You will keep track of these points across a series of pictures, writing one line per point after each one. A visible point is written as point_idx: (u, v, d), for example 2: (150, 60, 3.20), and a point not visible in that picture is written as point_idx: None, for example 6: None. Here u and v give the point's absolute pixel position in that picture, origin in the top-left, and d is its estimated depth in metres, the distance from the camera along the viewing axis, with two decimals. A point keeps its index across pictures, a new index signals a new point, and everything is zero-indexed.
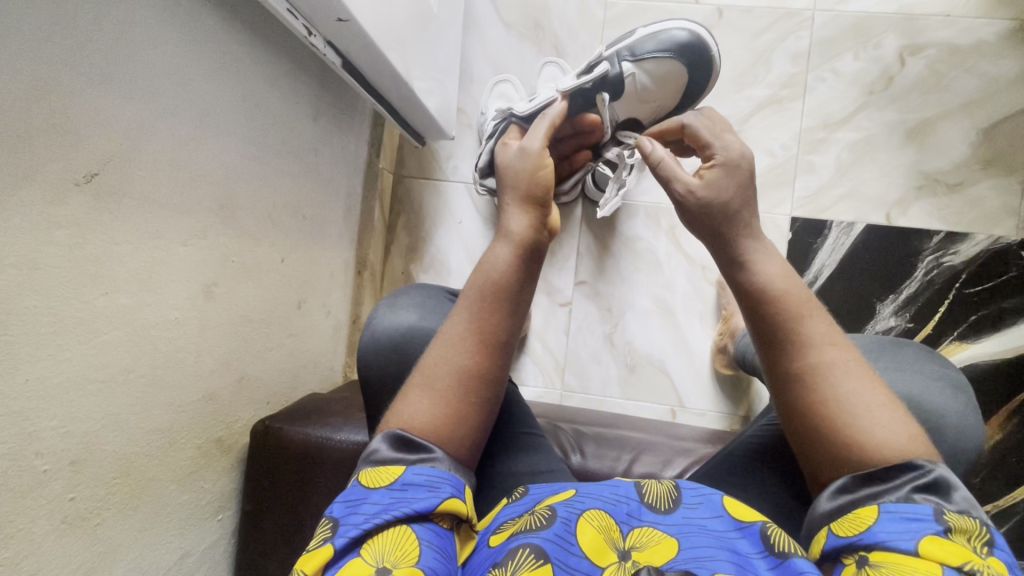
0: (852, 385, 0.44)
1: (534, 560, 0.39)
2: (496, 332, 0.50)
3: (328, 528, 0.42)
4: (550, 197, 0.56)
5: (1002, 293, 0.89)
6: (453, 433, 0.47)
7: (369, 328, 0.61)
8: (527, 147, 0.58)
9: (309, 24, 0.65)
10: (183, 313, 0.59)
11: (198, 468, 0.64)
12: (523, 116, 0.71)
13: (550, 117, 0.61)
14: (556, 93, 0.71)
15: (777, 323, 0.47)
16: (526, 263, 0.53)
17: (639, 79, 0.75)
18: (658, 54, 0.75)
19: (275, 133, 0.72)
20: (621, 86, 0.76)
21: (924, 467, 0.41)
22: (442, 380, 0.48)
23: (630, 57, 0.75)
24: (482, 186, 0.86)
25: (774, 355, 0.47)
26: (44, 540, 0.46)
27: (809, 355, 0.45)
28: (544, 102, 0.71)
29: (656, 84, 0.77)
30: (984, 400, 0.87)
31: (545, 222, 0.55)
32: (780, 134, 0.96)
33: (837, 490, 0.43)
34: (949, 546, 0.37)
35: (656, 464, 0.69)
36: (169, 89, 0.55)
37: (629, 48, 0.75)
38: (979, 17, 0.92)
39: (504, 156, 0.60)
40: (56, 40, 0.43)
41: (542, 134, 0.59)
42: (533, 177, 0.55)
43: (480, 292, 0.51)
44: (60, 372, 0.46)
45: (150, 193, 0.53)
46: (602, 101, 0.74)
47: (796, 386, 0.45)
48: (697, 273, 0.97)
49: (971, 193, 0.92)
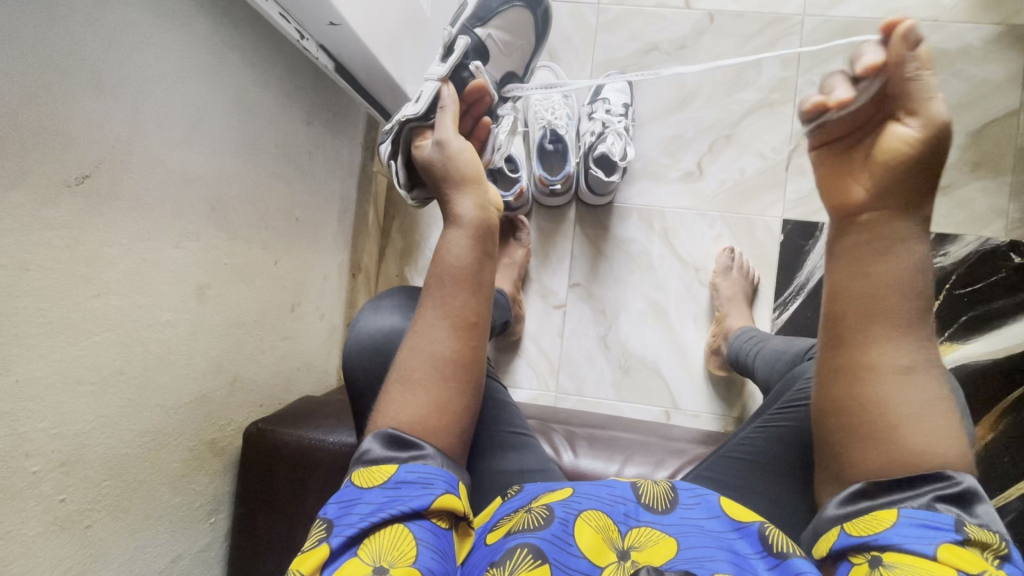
0: (919, 381, 0.42)
1: (532, 561, 0.39)
2: (463, 314, 0.50)
3: (323, 529, 0.42)
4: (484, 176, 0.56)
5: (992, 294, 0.89)
6: (438, 421, 0.47)
7: (353, 331, 0.61)
8: (442, 139, 0.56)
9: (301, 28, 0.66)
10: (176, 315, 0.59)
11: (190, 470, 0.64)
12: (421, 116, 0.58)
13: (447, 105, 0.58)
14: (437, 81, 0.59)
15: (887, 308, 0.43)
16: (483, 245, 0.53)
17: (497, 37, 0.68)
18: (503, 9, 0.68)
19: (269, 136, 0.73)
20: (485, 50, 0.67)
21: (954, 479, 0.40)
22: (419, 371, 0.48)
23: (478, 22, 0.66)
24: (415, 200, 0.67)
25: (864, 340, 0.43)
26: (33, 542, 0.46)
27: (899, 348, 0.42)
28: (432, 94, 0.58)
29: (513, 37, 0.69)
30: (975, 400, 0.88)
31: (490, 201, 0.55)
32: (771, 137, 0.97)
33: (856, 493, 0.43)
34: (965, 555, 0.37)
35: (648, 465, 0.69)
36: (161, 93, 0.55)
37: (474, 15, 0.66)
38: (965, 22, 0.94)
39: (422, 160, 0.57)
40: (46, 43, 0.43)
41: (450, 123, 0.57)
42: (465, 163, 0.55)
43: (440, 281, 0.52)
44: (52, 373, 0.46)
45: (142, 195, 0.53)
46: (477, 71, 0.62)
47: (869, 373, 0.43)
48: (690, 274, 0.98)
49: (959, 195, 0.93)
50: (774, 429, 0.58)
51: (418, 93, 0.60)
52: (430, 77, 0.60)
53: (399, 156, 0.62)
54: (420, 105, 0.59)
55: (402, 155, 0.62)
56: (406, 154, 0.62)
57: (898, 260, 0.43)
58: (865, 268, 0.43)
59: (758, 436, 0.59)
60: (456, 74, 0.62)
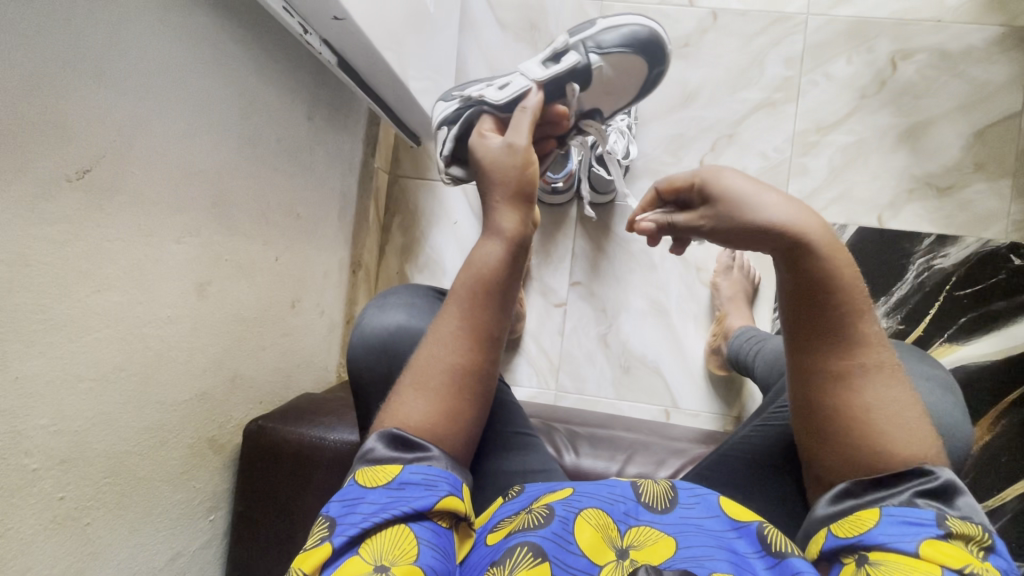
0: (869, 383, 0.43)
1: (531, 559, 0.39)
2: (488, 328, 0.50)
3: (324, 528, 0.41)
4: (534, 193, 0.55)
5: (992, 296, 0.90)
6: (448, 428, 0.47)
7: (357, 327, 0.61)
8: (511, 142, 0.56)
9: (304, 22, 0.65)
10: (175, 311, 0.59)
11: (190, 467, 0.63)
12: (500, 106, 0.62)
13: (530, 108, 0.60)
14: (530, 81, 0.64)
15: (819, 315, 0.43)
16: (515, 259, 0.52)
17: (604, 73, 0.68)
18: (621, 49, 0.67)
19: (271, 131, 0.72)
20: (588, 78, 0.67)
21: (932, 473, 0.41)
22: (435, 379, 0.48)
23: (596, 50, 0.67)
24: (445, 175, 0.69)
25: (807, 347, 0.44)
26: (32, 539, 0.46)
27: (844, 351, 0.43)
28: (519, 91, 0.63)
29: (618, 79, 0.70)
30: (974, 401, 0.88)
31: (531, 218, 0.54)
32: (773, 136, 0.97)
33: (840, 492, 0.43)
34: (948, 550, 0.37)
35: (649, 465, 0.69)
36: (163, 87, 0.54)
37: (594, 40, 0.67)
38: (970, 22, 0.94)
39: (484, 150, 0.57)
40: (47, 36, 0.43)
41: (525, 129, 0.58)
42: (519, 174, 0.54)
43: (469, 290, 0.50)
44: (52, 370, 0.46)
45: (143, 189, 0.53)
46: (571, 93, 0.66)
47: (814, 378, 0.44)
48: (691, 274, 0.98)
49: (961, 196, 0.93)
50: (773, 427, 0.58)
51: (504, 83, 0.64)
52: (525, 74, 0.64)
53: (455, 127, 0.66)
54: (503, 95, 0.63)
55: (461, 129, 0.65)
56: (462, 129, 0.66)
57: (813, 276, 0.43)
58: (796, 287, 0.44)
59: (758, 435, 0.59)
60: (554, 82, 0.65)
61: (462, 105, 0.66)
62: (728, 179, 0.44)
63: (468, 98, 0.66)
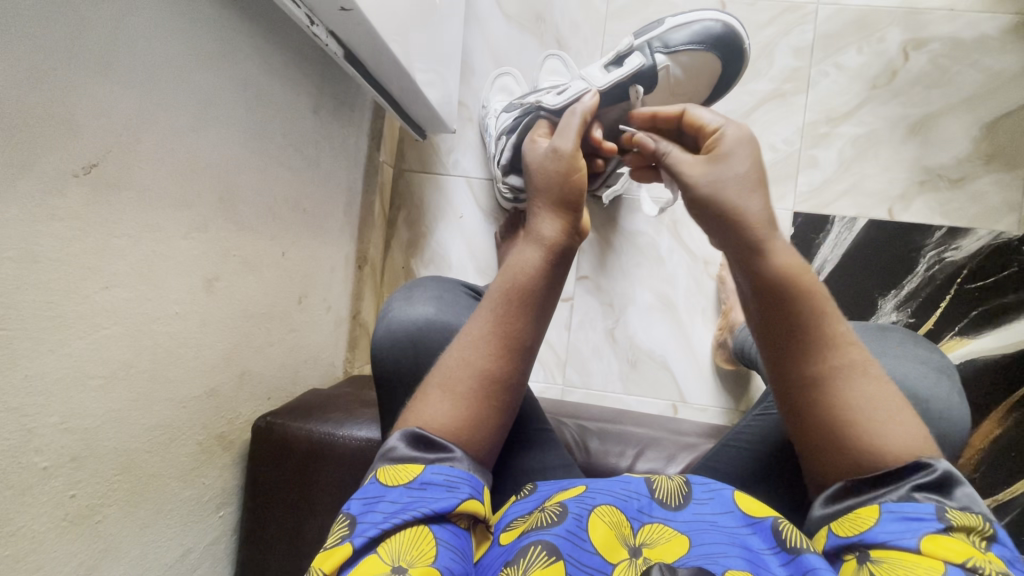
0: (855, 387, 0.42)
1: (546, 558, 0.38)
2: (520, 337, 0.49)
3: (344, 526, 0.41)
4: (581, 200, 0.53)
5: (1003, 288, 0.89)
6: (474, 434, 0.47)
7: (382, 320, 0.61)
8: (557, 147, 0.54)
9: (311, 14, 0.65)
10: (184, 307, 0.58)
11: (199, 464, 0.63)
12: (555, 110, 0.70)
13: (578, 110, 0.57)
14: (589, 85, 0.70)
15: (787, 318, 0.43)
16: (554, 266, 0.51)
17: (674, 72, 0.75)
18: (690, 46, 0.74)
19: (276, 125, 0.71)
20: (656, 78, 0.75)
21: (931, 465, 0.40)
22: (462, 384, 0.47)
23: (663, 50, 0.74)
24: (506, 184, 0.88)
25: (779, 354, 0.44)
26: (44, 537, 0.45)
27: (821, 355, 0.43)
28: (576, 93, 0.69)
29: (687, 76, 0.77)
30: (983, 395, 0.87)
31: (578, 227, 0.53)
32: (784, 128, 0.96)
33: (836, 491, 0.42)
34: (950, 544, 0.36)
35: (659, 460, 0.69)
36: (169, 81, 0.53)
37: (660, 40, 0.74)
38: (982, 11, 0.92)
39: (532, 155, 0.56)
40: (51, 29, 0.42)
41: (575, 130, 0.56)
42: (565, 182, 0.52)
43: (504, 295, 0.50)
44: (62, 368, 0.46)
45: (149, 184, 0.52)
46: (636, 95, 0.73)
47: (789, 386, 0.44)
48: (699, 268, 0.97)
49: (971, 188, 0.92)
50: (774, 416, 0.58)
51: (564, 90, 0.72)
52: (590, 80, 0.72)
53: (513, 135, 0.81)
54: (559, 101, 0.70)
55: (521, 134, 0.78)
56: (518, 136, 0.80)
57: (771, 276, 0.43)
58: (759, 293, 0.44)
59: (759, 424, 0.59)
60: (614, 87, 0.72)
61: (522, 114, 0.78)
62: (733, 147, 0.46)
63: (529, 107, 0.76)
